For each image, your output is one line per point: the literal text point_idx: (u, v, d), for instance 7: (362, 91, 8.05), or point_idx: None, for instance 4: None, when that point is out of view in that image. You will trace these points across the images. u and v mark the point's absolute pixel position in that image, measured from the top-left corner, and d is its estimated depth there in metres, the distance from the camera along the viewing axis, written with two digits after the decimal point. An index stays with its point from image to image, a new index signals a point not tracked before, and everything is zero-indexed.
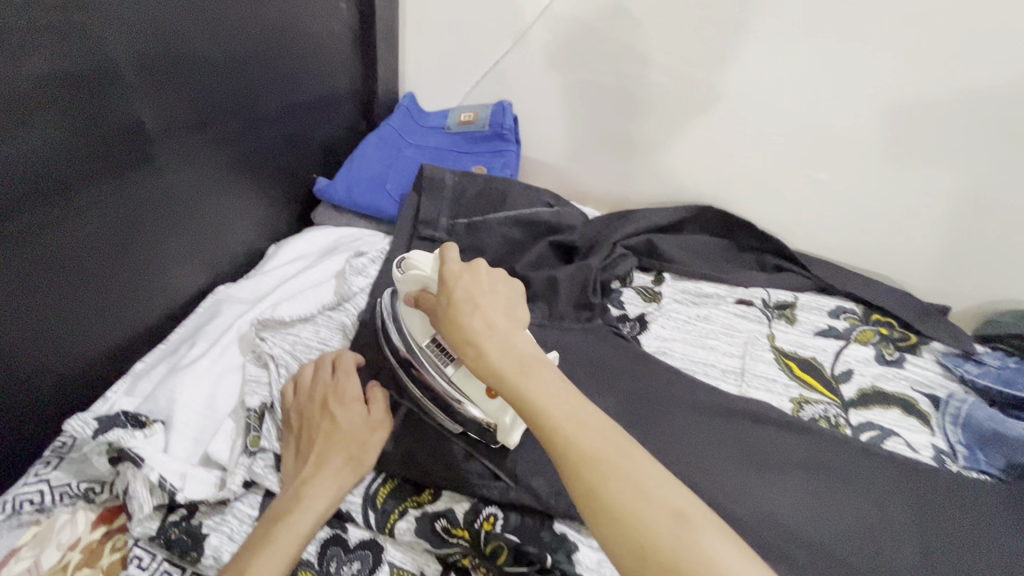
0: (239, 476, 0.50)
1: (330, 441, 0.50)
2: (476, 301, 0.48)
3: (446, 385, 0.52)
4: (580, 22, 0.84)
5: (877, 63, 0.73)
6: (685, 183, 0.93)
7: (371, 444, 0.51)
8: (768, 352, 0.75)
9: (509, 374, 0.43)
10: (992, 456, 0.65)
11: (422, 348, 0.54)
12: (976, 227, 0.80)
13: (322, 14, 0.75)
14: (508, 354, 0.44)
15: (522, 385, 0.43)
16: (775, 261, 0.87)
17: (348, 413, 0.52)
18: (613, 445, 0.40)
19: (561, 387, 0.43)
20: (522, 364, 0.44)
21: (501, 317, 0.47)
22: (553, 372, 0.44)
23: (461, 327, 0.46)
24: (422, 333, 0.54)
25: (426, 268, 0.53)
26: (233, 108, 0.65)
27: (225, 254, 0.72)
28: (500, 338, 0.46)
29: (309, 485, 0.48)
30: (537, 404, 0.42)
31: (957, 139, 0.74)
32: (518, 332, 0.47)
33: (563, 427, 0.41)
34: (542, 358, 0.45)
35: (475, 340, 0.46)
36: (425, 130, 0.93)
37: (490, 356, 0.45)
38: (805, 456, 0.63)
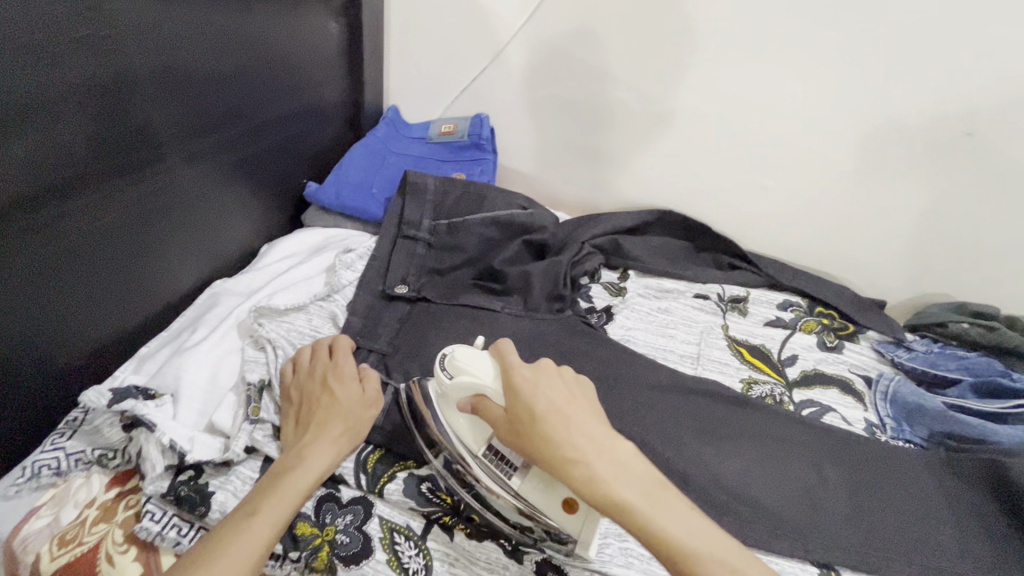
0: (242, 441, 0.55)
1: (329, 412, 0.56)
2: (565, 414, 0.50)
3: (513, 494, 0.52)
4: (550, 43, 0.92)
5: (811, 82, 0.83)
6: (648, 191, 1.01)
7: (366, 417, 0.57)
8: (722, 339, 0.83)
9: (631, 499, 0.46)
10: (916, 427, 0.74)
11: (478, 458, 0.54)
12: (901, 227, 0.90)
13: (315, 34, 0.82)
14: (619, 475, 0.47)
15: (645, 510, 0.46)
16: (730, 259, 0.96)
17: (345, 389, 0.58)
18: (734, 556, 0.45)
19: (672, 504, 0.47)
20: (638, 486, 0.47)
21: (596, 429, 0.50)
22: (660, 487, 0.48)
23: (563, 450, 0.47)
24: (476, 442, 0.55)
25: (480, 374, 0.53)
26: (235, 117, 0.71)
27: (222, 250, 0.77)
28: (606, 455, 0.48)
29: (310, 448, 0.53)
30: (662, 529, 0.45)
31: (879, 149, 0.85)
32: (614, 444, 0.50)
33: (695, 550, 0.45)
34: (645, 472, 0.49)
35: (582, 464, 0.47)
36: (408, 140, 1.00)
37: (603, 478, 0.47)
38: (754, 428, 0.70)
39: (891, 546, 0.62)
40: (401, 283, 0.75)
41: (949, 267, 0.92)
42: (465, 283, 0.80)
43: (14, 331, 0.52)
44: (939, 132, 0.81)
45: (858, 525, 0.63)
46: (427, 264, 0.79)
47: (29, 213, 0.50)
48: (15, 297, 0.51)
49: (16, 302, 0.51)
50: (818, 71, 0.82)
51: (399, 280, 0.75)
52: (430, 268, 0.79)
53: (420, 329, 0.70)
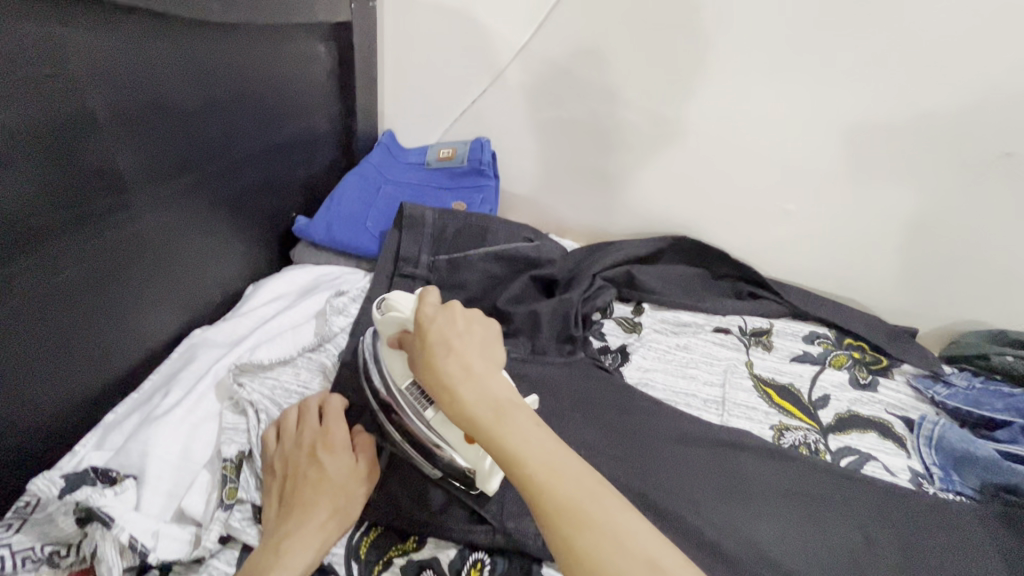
0: (214, 532, 0.48)
1: (316, 491, 0.49)
2: (448, 342, 0.46)
3: (423, 428, 0.52)
4: (553, 62, 0.87)
5: (836, 100, 0.77)
6: (660, 216, 0.96)
7: (357, 496, 0.51)
8: (747, 379, 0.77)
9: (484, 422, 0.42)
10: (967, 477, 0.67)
11: (400, 390, 0.54)
12: (934, 253, 0.84)
13: (300, 60, 0.77)
14: (482, 399, 0.43)
15: (493, 427, 0.42)
16: (750, 288, 0.90)
17: (335, 463, 0.51)
18: (570, 478, 0.40)
19: (536, 433, 0.42)
20: (495, 408, 0.43)
21: (475, 362, 0.45)
22: (523, 411, 0.43)
23: (434, 372, 0.45)
24: (401, 375, 0.54)
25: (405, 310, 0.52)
26: (211, 152, 0.65)
27: (201, 297, 0.71)
28: (473, 380, 0.44)
29: (293, 537, 0.46)
30: (508, 448, 0.41)
31: (909, 170, 0.79)
32: (490, 372, 0.45)
33: (524, 464, 0.40)
34: (513, 400, 0.44)
35: (447, 385, 0.44)
36: (405, 167, 0.95)
37: (464, 400, 0.43)
38: (789, 485, 0.63)
39: None
40: None
41: (986, 293, 0.86)
42: None
43: None
44: (975, 153, 0.75)
45: None
46: None
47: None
48: None
49: None
50: (843, 88, 0.76)
51: None
52: None
53: None
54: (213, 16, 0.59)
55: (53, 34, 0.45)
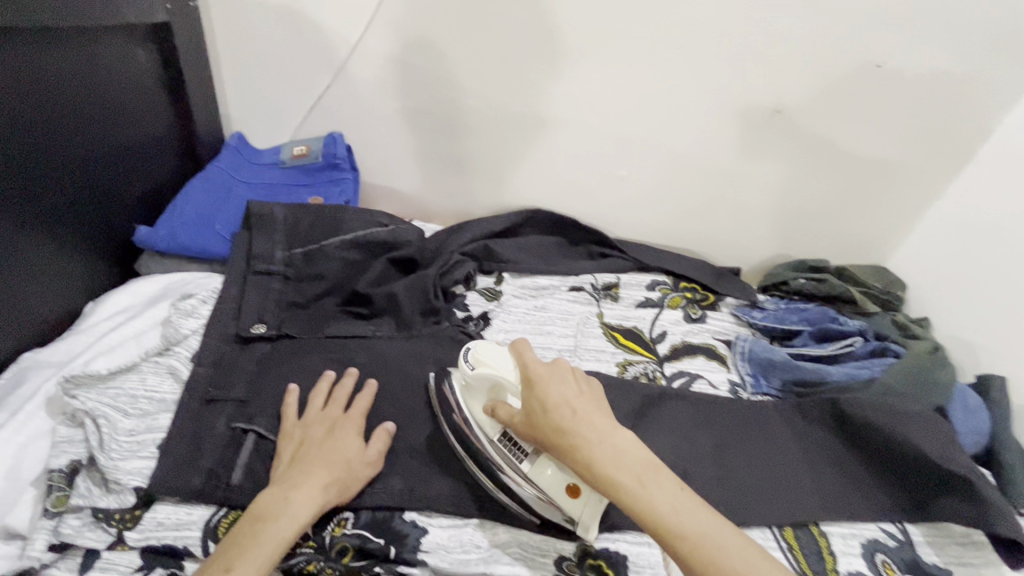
0: (42, 542, 0.51)
1: (322, 460, 0.56)
2: (573, 408, 0.53)
3: (521, 478, 0.57)
4: (392, 56, 0.90)
5: (642, 72, 0.88)
6: (515, 193, 1.03)
7: (358, 474, 0.56)
8: (597, 328, 0.86)
9: (627, 486, 0.49)
10: (771, 379, 0.81)
11: (494, 443, 0.59)
12: (738, 201, 1.00)
13: (119, 64, 0.74)
14: (621, 466, 0.50)
15: (636, 492, 0.49)
16: (600, 248, 1.00)
17: (345, 441, 0.58)
18: (708, 531, 0.47)
19: (673, 492, 0.49)
20: (633, 469, 0.50)
21: (600, 423, 0.52)
22: (654, 471, 0.50)
23: (566, 434, 0.52)
24: (491, 427, 0.60)
25: (501, 367, 0.59)
26: (19, 164, 0.62)
27: (32, 316, 0.67)
28: (607, 443, 0.51)
29: (299, 488, 0.53)
30: (648, 508, 0.48)
31: (707, 131, 0.93)
32: (616, 431, 0.52)
33: (672, 525, 0.47)
34: (644, 459, 0.51)
35: (582, 445, 0.51)
36: (258, 167, 0.94)
37: (603, 469, 0.50)
38: (630, 408, 0.73)
39: (755, 490, 0.67)
40: (257, 322, 0.70)
41: (784, 230, 1.03)
42: (332, 312, 0.75)
43: None
44: (756, 111, 0.90)
45: (726, 481, 0.67)
46: (286, 297, 0.74)
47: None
48: None
49: None
50: (645, 65, 0.87)
51: (255, 320, 0.70)
52: (289, 302, 0.74)
53: (282, 367, 0.66)
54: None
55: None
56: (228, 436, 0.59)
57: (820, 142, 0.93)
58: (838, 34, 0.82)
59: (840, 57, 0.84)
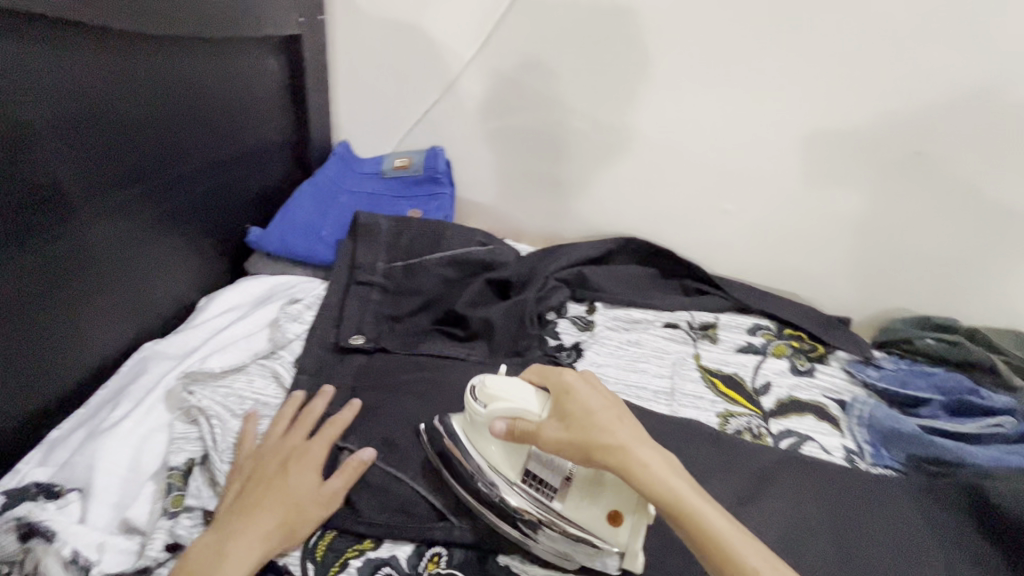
0: (159, 541, 0.50)
1: (271, 500, 0.52)
2: (616, 415, 0.51)
3: (557, 518, 0.52)
4: (503, 74, 0.90)
5: (765, 102, 0.83)
6: (610, 219, 1.00)
7: (310, 513, 0.53)
8: (695, 371, 0.81)
9: (682, 493, 0.47)
10: (893, 451, 0.73)
11: (516, 485, 0.53)
12: (857, 247, 0.92)
13: (254, 73, 0.78)
14: (672, 472, 0.48)
15: (687, 499, 0.47)
16: (697, 284, 0.94)
17: (300, 479, 0.54)
18: (756, 546, 0.46)
19: (718, 508, 0.48)
20: (684, 481, 0.48)
21: (641, 433, 0.51)
22: (696, 485, 0.49)
23: (616, 438, 0.49)
24: (511, 469, 0.54)
25: (517, 397, 0.53)
26: (163, 163, 0.65)
27: (154, 307, 0.70)
28: (655, 451, 0.50)
29: (238, 537, 0.50)
30: (697, 516, 0.46)
31: (831, 169, 0.86)
32: (655, 446, 0.51)
33: (729, 537, 0.45)
34: (685, 474, 0.50)
35: (634, 451, 0.49)
36: (361, 176, 0.95)
37: (657, 475, 0.47)
38: (736, 468, 0.67)
39: None
40: (356, 334, 0.70)
41: (909, 282, 0.93)
42: (425, 328, 0.75)
43: None
44: (892, 151, 0.82)
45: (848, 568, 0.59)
46: (383, 309, 0.74)
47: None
48: None
49: None
50: (770, 96, 0.82)
51: (355, 331, 0.70)
52: (387, 314, 0.74)
53: (384, 378, 0.67)
54: (156, 27, 0.59)
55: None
56: (325, 452, 0.58)
57: (964, 189, 0.83)
58: (1001, 73, 0.73)
59: (1000, 98, 0.75)
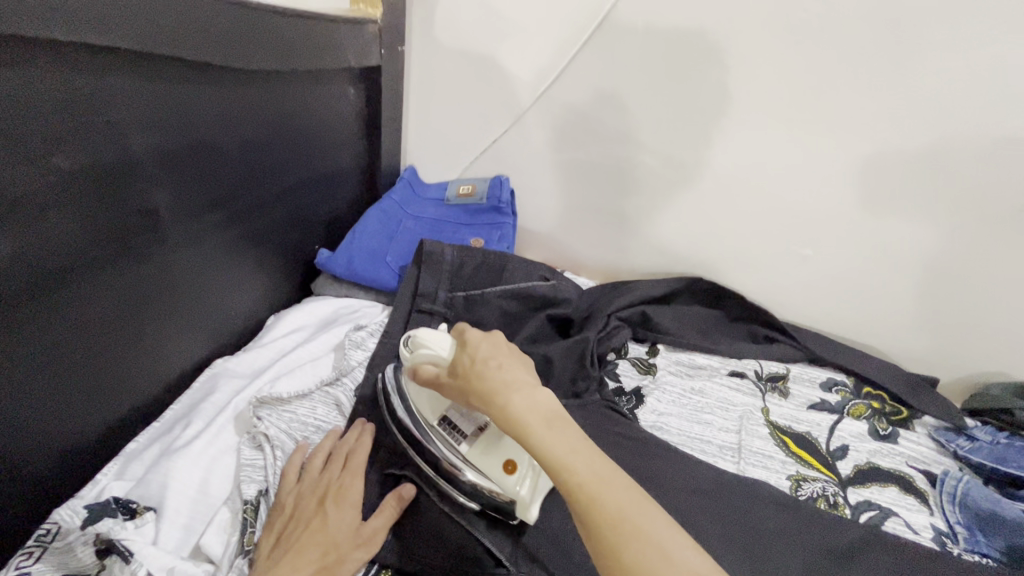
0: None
1: (311, 540, 0.51)
2: (497, 356, 0.48)
3: (460, 460, 0.55)
4: (574, 107, 0.89)
5: (856, 145, 0.77)
6: (675, 257, 0.96)
7: (349, 555, 0.51)
8: (763, 427, 0.76)
9: (533, 429, 0.43)
10: (993, 537, 0.65)
11: (432, 427, 0.57)
12: (953, 304, 0.83)
13: (333, 102, 0.80)
14: (533, 408, 0.44)
15: (541, 436, 0.42)
16: (766, 330, 0.89)
17: (339, 519, 0.53)
18: (615, 488, 0.40)
19: (584, 445, 0.42)
20: (546, 417, 0.43)
21: (524, 376, 0.46)
22: (570, 424, 0.44)
23: (483, 379, 0.46)
24: (431, 412, 0.58)
25: (439, 348, 0.54)
26: (246, 189, 0.68)
27: (227, 324, 0.72)
28: (523, 389, 0.45)
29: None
30: (547, 452, 0.42)
31: (923, 218, 0.78)
32: (537, 385, 0.46)
33: (577, 476, 0.40)
34: (562, 412, 0.45)
35: (496, 389, 0.45)
36: (425, 202, 0.97)
37: (513, 410, 0.44)
38: (809, 539, 0.61)
39: None
40: None
41: (1014, 346, 0.83)
42: None
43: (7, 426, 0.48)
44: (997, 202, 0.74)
45: None
46: None
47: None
48: (17, 394, 0.48)
49: (18, 398, 0.48)
50: (859, 139, 0.77)
51: None
52: None
53: None
54: (259, 63, 0.62)
55: (84, 81, 0.46)
56: (381, 486, 0.58)
57: None
58: None
59: None
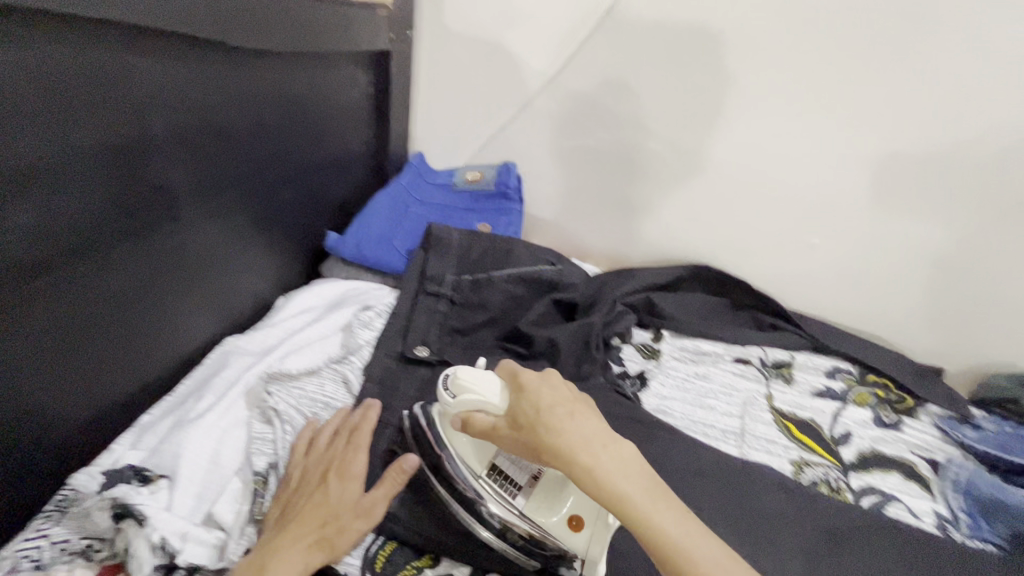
0: (240, 545, 0.53)
1: (311, 511, 0.52)
2: (568, 411, 0.48)
3: (518, 514, 0.52)
4: (582, 93, 0.89)
5: (865, 132, 0.77)
6: (681, 245, 0.96)
7: (347, 526, 0.52)
8: (767, 413, 0.76)
9: (629, 494, 0.43)
10: (996, 524, 0.65)
11: (482, 480, 0.54)
12: (961, 293, 0.83)
13: (344, 87, 0.81)
14: (622, 471, 0.44)
15: (635, 501, 0.43)
16: (772, 319, 0.89)
17: (341, 492, 0.54)
18: (712, 551, 0.42)
19: (674, 507, 0.44)
20: (635, 479, 0.44)
21: (598, 430, 0.47)
22: (655, 484, 0.45)
23: (564, 440, 0.46)
24: (479, 462, 0.54)
25: (486, 391, 0.52)
26: (257, 170, 0.68)
27: (237, 305, 0.73)
28: (607, 449, 0.46)
29: (277, 551, 0.49)
30: (643, 517, 0.43)
31: (932, 206, 0.78)
32: (615, 442, 0.47)
33: (677, 542, 0.42)
34: (645, 469, 0.46)
35: (580, 452, 0.45)
36: (433, 188, 0.98)
37: (603, 474, 0.44)
38: (810, 522, 0.62)
39: None
40: (421, 345, 0.70)
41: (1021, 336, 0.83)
42: (489, 345, 0.75)
43: (26, 394, 0.49)
44: (1007, 190, 0.74)
45: None
46: (449, 322, 0.75)
47: (15, 282, 0.45)
48: (35, 364, 0.49)
49: (36, 368, 0.49)
50: (868, 126, 0.76)
51: (419, 342, 0.71)
52: (452, 327, 0.74)
53: None
54: (271, 43, 0.62)
55: (101, 57, 0.47)
56: (386, 460, 0.60)
57: None
58: None
59: None
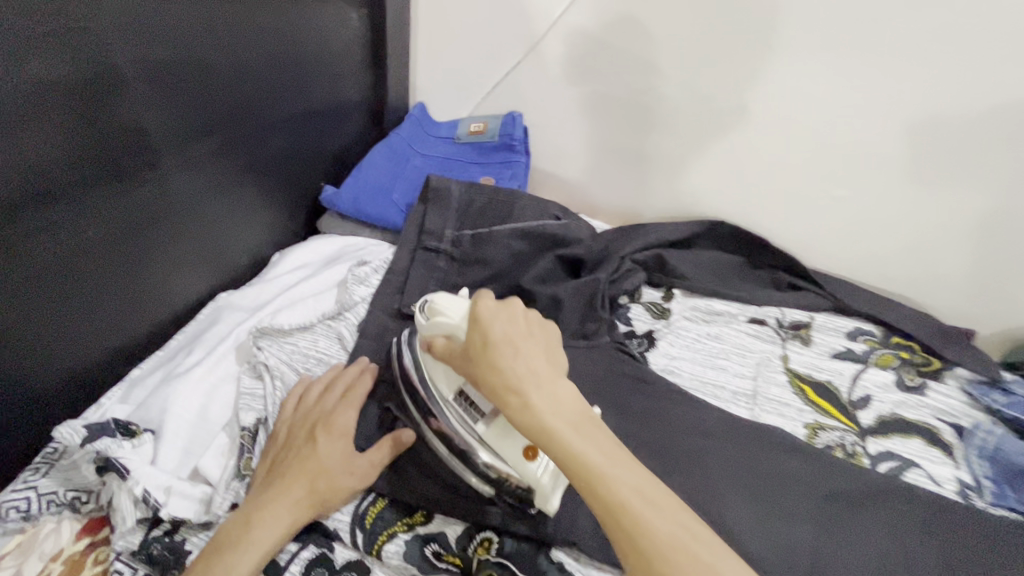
0: (225, 500, 0.52)
1: (299, 468, 0.51)
2: (514, 342, 0.44)
3: (476, 440, 0.51)
4: (592, 32, 0.82)
5: (904, 70, 0.70)
6: (697, 200, 0.90)
7: (339, 482, 0.51)
8: (781, 374, 0.73)
9: (563, 434, 0.40)
10: (1021, 493, 0.62)
11: (449, 404, 0.53)
12: (1004, 249, 0.76)
13: (335, 27, 0.75)
14: (561, 410, 0.41)
15: (571, 439, 0.40)
16: (791, 278, 0.83)
17: (330, 448, 0.53)
18: (657, 504, 0.38)
19: (618, 451, 0.40)
20: (574, 421, 0.41)
21: (544, 368, 0.43)
22: (602, 429, 0.42)
23: (503, 373, 0.43)
24: (448, 387, 0.53)
25: (453, 314, 0.50)
26: (242, 115, 0.65)
27: (231, 259, 0.72)
28: (547, 387, 0.42)
29: (263, 509, 0.49)
30: (581, 454, 0.39)
31: (977, 152, 0.71)
32: (562, 380, 0.43)
33: (613, 481, 0.38)
34: (590, 411, 0.42)
35: (516, 385, 0.42)
36: (435, 140, 0.93)
37: (538, 410, 0.41)
38: (819, 485, 0.59)
39: None
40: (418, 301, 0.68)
41: None
42: None
43: (9, 339, 0.48)
44: None
45: None
46: (449, 278, 0.73)
47: None
48: (15, 310, 0.48)
49: (17, 314, 0.48)
50: (911, 60, 0.69)
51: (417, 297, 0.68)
52: (451, 284, 0.72)
53: None
54: None
55: None
56: (381, 419, 0.57)
57: None
58: None
59: None
